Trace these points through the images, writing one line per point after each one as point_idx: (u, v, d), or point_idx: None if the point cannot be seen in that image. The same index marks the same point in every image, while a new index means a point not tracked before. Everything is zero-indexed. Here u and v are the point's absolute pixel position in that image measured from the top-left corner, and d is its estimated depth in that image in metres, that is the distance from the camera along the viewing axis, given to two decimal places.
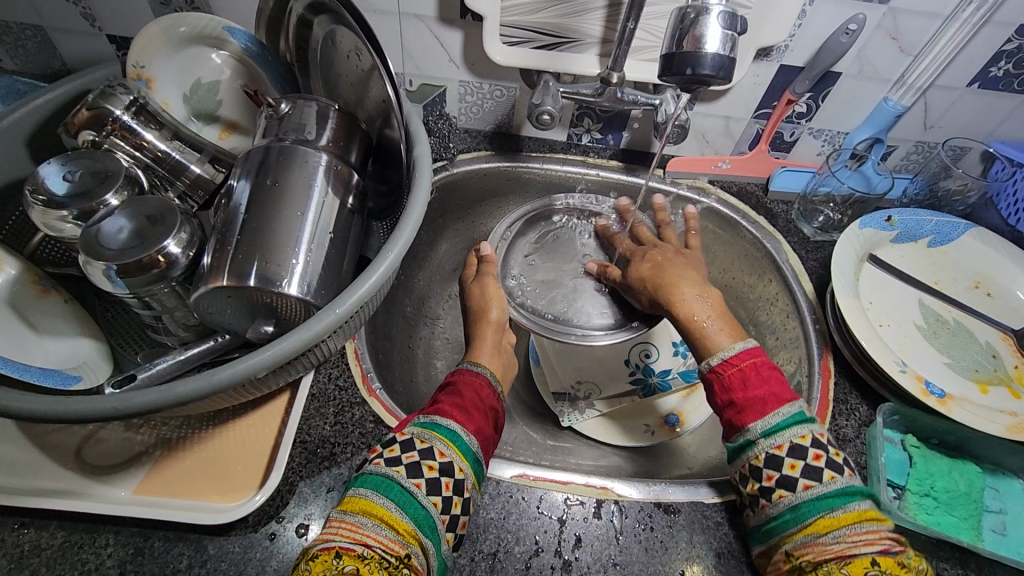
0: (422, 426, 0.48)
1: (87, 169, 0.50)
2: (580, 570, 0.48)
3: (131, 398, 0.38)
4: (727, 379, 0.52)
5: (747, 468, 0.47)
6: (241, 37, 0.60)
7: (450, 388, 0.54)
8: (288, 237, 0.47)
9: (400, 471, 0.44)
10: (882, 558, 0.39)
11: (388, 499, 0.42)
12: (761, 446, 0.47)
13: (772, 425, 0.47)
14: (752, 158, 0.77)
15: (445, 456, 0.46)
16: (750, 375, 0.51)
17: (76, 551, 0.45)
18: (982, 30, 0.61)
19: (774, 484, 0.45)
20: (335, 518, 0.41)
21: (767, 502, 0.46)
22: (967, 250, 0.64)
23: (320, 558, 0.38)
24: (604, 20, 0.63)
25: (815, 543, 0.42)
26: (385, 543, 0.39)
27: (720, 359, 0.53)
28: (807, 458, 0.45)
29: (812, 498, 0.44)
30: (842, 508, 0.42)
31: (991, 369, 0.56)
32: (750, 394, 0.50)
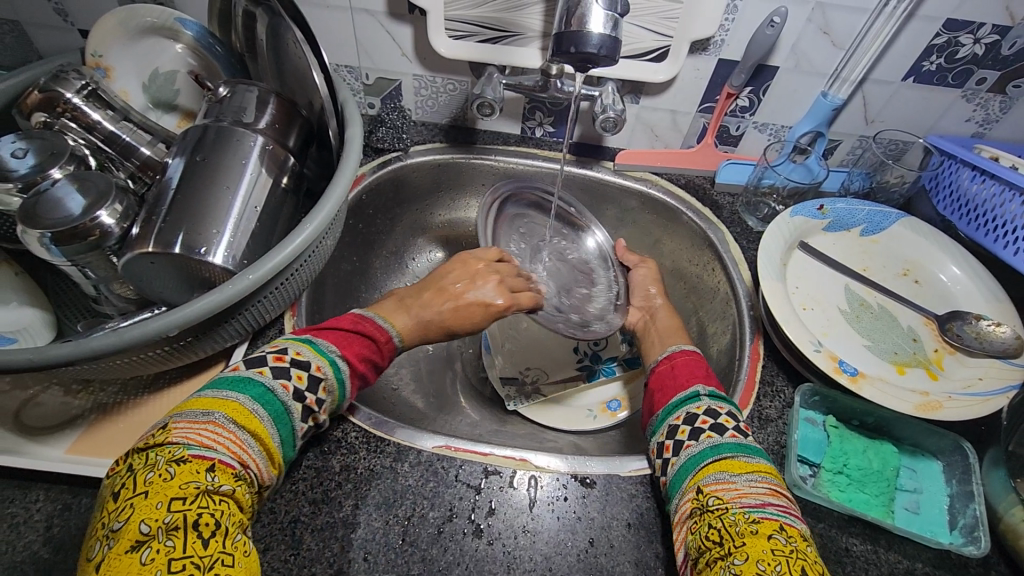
0: (336, 374, 0.45)
1: (36, 147, 0.53)
2: (491, 536, 0.49)
3: (46, 350, 0.42)
4: (681, 360, 0.56)
5: (684, 416, 0.49)
6: (193, 28, 0.64)
7: (366, 340, 0.49)
8: (217, 211, 0.49)
9: (298, 411, 0.43)
10: (788, 525, 0.39)
11: (274, 428, 0.41)
12: (704, 401, 0.50)
13: (716, 394, 0.50)
14: (699, 151, 0.79)
15: (327, 414, 0.46)
16: (698, 364, 0.55)
17: (7, 505, 0.47)
18: (909, 24, 0.63)
19: (706, 427, 0.47)
20: (219, 423, 0.38)
21: (693, 443, 0.46)
22: (897, 239, 0.66)
23: (192, 465, 0.36)
24: (543, 15, 0.66)
25: (727, 481, 0.42)
26: (259, 472, 0.40)
27: (679, 349, 0.58)
28: (698, 423, 0.48)
29: (725, 442, 0.45)
30: (751, 457, 0.44)
31: (911, 353, 0.58)
32: (699, 372, 0.54)
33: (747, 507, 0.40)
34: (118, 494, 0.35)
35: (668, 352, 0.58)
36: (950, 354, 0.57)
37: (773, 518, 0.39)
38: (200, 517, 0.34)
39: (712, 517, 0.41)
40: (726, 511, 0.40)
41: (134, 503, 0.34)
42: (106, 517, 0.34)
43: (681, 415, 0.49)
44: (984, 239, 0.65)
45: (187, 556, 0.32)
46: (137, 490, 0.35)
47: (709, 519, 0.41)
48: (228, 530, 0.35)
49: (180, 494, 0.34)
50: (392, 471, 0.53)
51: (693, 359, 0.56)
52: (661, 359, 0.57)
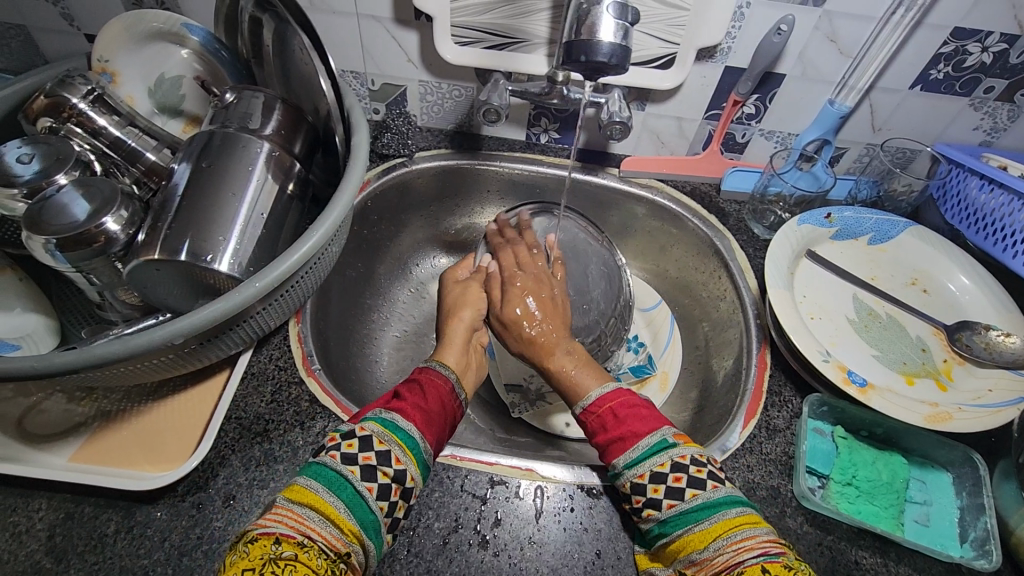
0: (382, 425, 0.47)
1: (40, 152, 0.53)
2: (497, 547, 0.49)
3: (50, 358, 0.41)
4: (600, 417, 0.50)
5: (628, 486, 0.46)
6: (199, 33, 0.63)
7: (411, 385, 0.54)
8: (222, 217, 0.49)
9: (354, 471, 0.44)
10: (767, 562, 0.37)
11: (337, 497, 0.42)
12: (627, 473, 0.46)
13: (635, 457, 0.46)
14: (704, 158, 0.78)
15: (401, 464, 0.46)
16: (617, 412, 0.50)
17: (10, 513, 0.47)
18: (916, 32, 0.63)
19: (658, 499, 0.44)
20: (281, 504, 0.41)
21: (653, 512, 0.44)
22: (905, 247, 0.65)
23: (259, 541, 0.38)
24: (549, 22, 0.65)
25: (702, 560, 0.40)
26: (328, 539, 0.40)
27: (585, 404, 0.52)
28: (670, 482, 0.44)
29: (694, 506, 0.42)
30: (710, 518, 0.41)
31: (920, 363, 0.57)
32: (621, 428, 0.49)
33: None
34: None
35: (581, 407, 0.52)
36: (959, 364, 0.57)
37: (750, 568, 0.37)
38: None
39: None
40: None
41: None
42: None
43: (645, 473, 0.45)
44: (992, 249, 0.64)
45: None
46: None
47: None
48: None
49: (250, 567, 0.36)
50: None
51: (621, 407, 0.50)
52: (581, 414, 0.52)
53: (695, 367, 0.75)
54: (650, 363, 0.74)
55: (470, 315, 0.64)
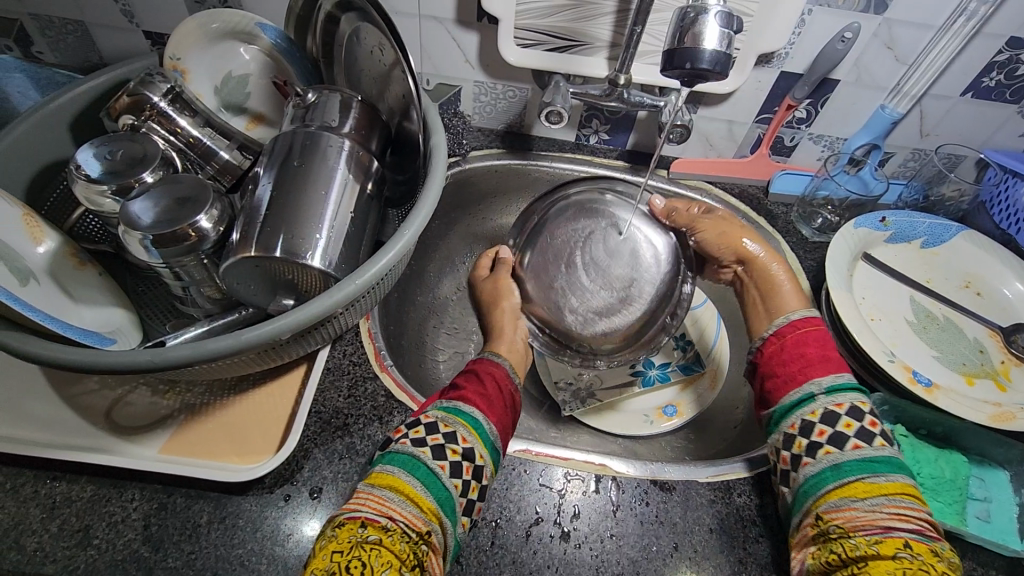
0: (443, 410, 0.48)
1: (125, 151, 0.54)
2: (578, 539, 0.50)
3: (165, 352, 0.42)
4: (789, 341, 0.56)
5: (798, 425, 0.50)
6: (271, 33, 0.65)
7: (468, 375, 0.54)
8: (312, 214, 0.50)
9: (426, 453, 0.44)
10: (916, 542, 0.41)
11: (414, 477, 0.42)
12: (820, 401, 0.50)
13: (838, 384, 0.51)
14: (752, 161, 0.80)
15: (469, 443, 0.46)
16: (813, 339, 0.55)
17: (104, 504, 0.48)
18: (973, 41, 0.64)
19: (824, 440, 0.48)
20: (363, 489, 0.41)
21: (812, 459, 0.48)
22: (958, 251, 0.68)
23: (346, 526, 0.38)
24: (613, 25, 0.67)
25: (847, 508, 0.44)
26: (409, 519, 0.39)
27: (787, 320, 0.58)
28: (864, 420, 0.48)
29: (876, 454, 0.46)
30: (884, 476, 0.45)
31: (979, 363, 0.60)
32: (813, 354, 0.54)
33: (863, 535, 0.42)
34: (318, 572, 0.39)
35: (780, 323, 0.58)
36: (1016, 366, 0.59)
37: (893, 538, 0.41)
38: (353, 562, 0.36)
39: (834, 543, 0.43)
40: (841, 542, 0.42)
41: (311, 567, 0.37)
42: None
43: (817, 412, 0.50)
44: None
45: None
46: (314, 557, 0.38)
47: (829, 544, 0.43)
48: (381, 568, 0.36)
49: (337, 548, 0.37)
50: None
51: (816, 336, 0.56)
52: (770, 336, 0.58)
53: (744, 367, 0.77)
54: (699, 363, 0.76)
55: (512, 301, 0.68)
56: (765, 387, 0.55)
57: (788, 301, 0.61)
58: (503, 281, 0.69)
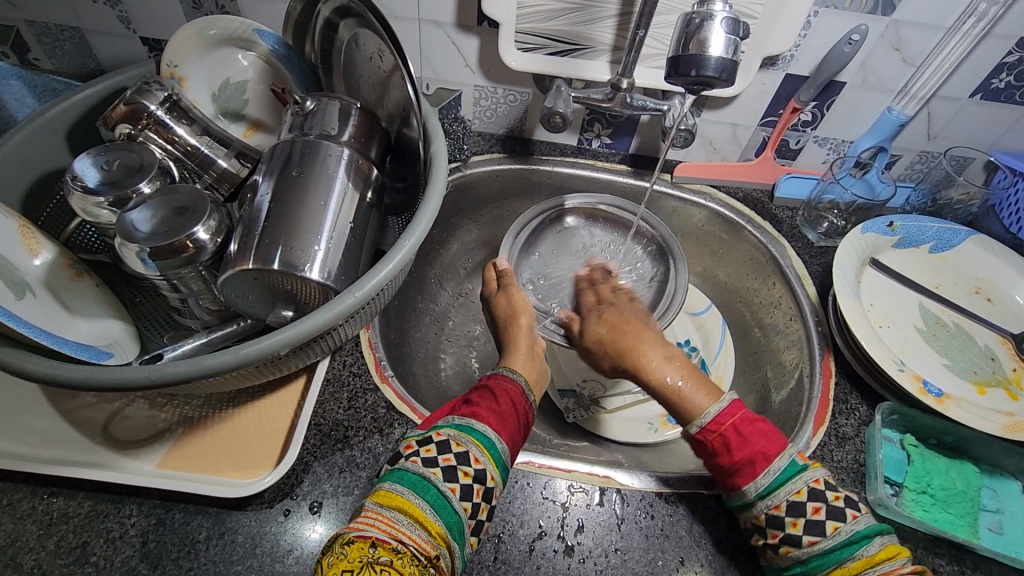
0: (456, 429, 0.47)
1: (122, 160, 0.53)
2: (582, 554, 0.49)
3: (163, 368, 0.42)
4: (710, 446, 0.49)
5: (764, 518, 0.46)
6: (269, 40, 0.64)
7: (482, 391, 0.53)
8: (311, 225, 0.49)
9: (437, 474, 0.43)
10: None
11: (425, 500, 0.41)
12: (759, 506, 0.46)
13: (768, 485, 0.46)
14: (757, 165, 0.78)
15: (480, 464, 0.45)
16: (729, 440, 0.48)
17: (102, 520, 0.47)
18: (983, 42, 0.63)
19: (780, 542, 0.45)
20: (370, 507, 0.41)
21: (793, 549, 0.44)
22: (968, 256, 0.67)
23: (357, 544, 0.37)
24: (615, 29, 0.66)
25: None
26: (418, 541, 0.39)
27: (699, 428, 0.50)
28: (807, 513, 0.44)
29: (835, 544, 0.43)
30: (850, 557, 0.42)
31: (990, 372, 0.59)
32: (736, 458, 0.47)
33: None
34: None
35: (700, 425, 0.50)
36: None
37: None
38: None
39: None
40: None
41: None
42: None
43: (782, 505, 0.45)
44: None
45: None
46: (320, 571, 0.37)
47: None
48: None
49: (348, 568, 0.36)
50: None
51: (743, 425, 0.49)
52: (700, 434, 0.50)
53: (750, 374, 0.75)
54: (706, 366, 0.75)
55: (525, 318, 0.63)
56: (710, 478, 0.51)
57: (684, 404, 0.52)
58: (516, 294, 0.65)
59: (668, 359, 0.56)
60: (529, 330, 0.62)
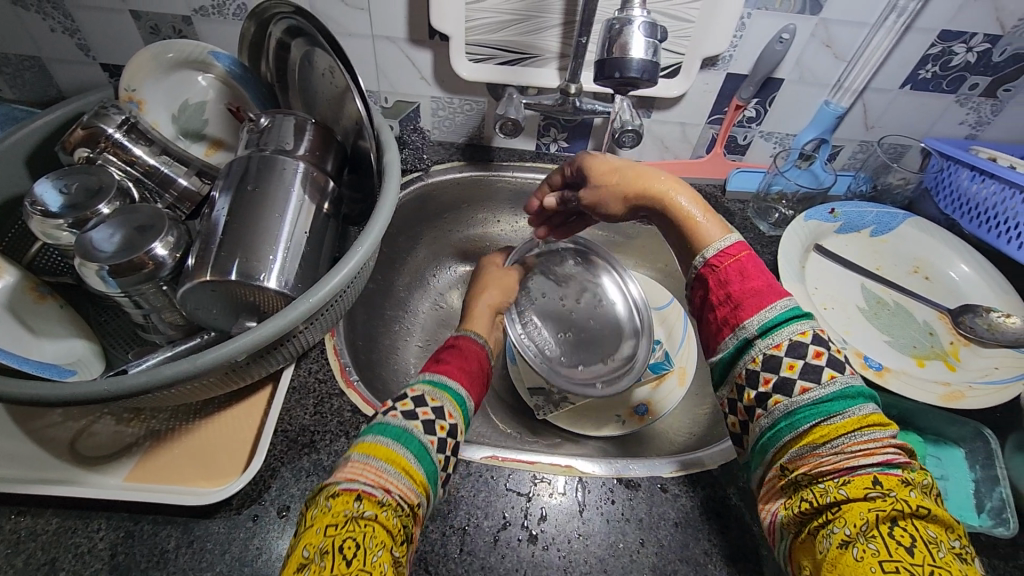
0: (430, 385, 0.49)
1: (82, 183, 0.54)
2: (545, 541, 0.51)
3: (121, 381, 0.43)
4: (723, 274, 0.44)
5: (744, 375, 0.41)
6: (224, 61, 0.65)
7: (450, 350, 0.57)
8: (267, 237, 0.51)
9: (417, 427, 0.43)
10: (883, 475, 0.34)
11: (407, 450, 0.41)
12: (759, 346, 0.40)
13: (771, 319, 0.41)
14: (708, 161, 0.82)
15: (453, 418, 0.47)
16: (745, 267, 0.44)
17: (70, 536, 0.47)
18: (906, 36, 0.66)
19: (771, 389, 0.39)
20: (357, 459, 0.40)
21: (784, 399, 0.38)
22: (906, 238, 0.70)
23: (342, 497, 0.36)
24: (560, 37, 0.69)
25: (811, 455, 0.36)
26: (404, 491, 0.38)
27: (711, 252, 0.45)
28: (807, 355, 0.39)
29: (829, 393, 0.37)
30: (843, 414, 0.36)
31: (929, 345, 0.62)
32: (747, 286, 0.42)
33: (829, 479, 0.35)
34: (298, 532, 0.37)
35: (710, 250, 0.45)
36: (965, 346, 0.61)
37: (861, 477, 0.34)
38: (347, 544, 0.34)
39: (802, 491, 0.36)
40: (811, 490, 0.35)
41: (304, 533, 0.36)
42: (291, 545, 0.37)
43: (784, 341, 0.39)
44: (1008, 247, 0.67)
45: None
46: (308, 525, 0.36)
47: (801, 493, 0.36)
48: (366, 553, 0.34)
49: (333, 522, 0.35)
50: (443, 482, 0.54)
51: (753, 260, 0.44)
52: (708, 264, 0.45)
53: None
54: (667, 360, 0.77)
55: (490, 298, 0.70)
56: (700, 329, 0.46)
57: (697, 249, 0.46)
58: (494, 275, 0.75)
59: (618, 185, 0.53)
60: (493, 309, 0.70)
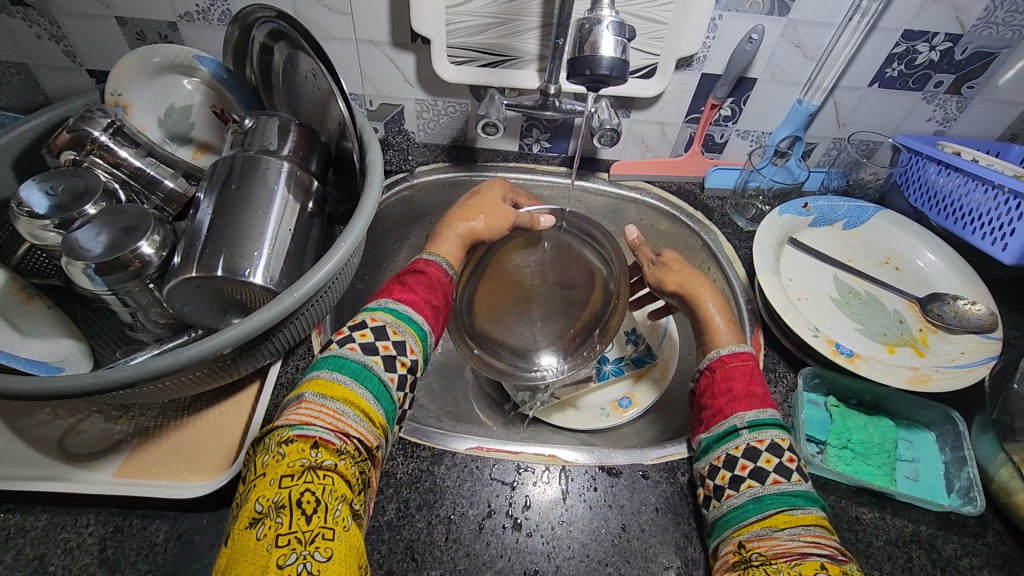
0: (392, 316, 0.50)
1: (68, 185, 0.55)
2: (529, 528, 0.52)
3: (109, 374, 0.44)
4: (728, 371, 0.53)
5: (723, 458, 0.48)
6: (210, 65, 0.67)
7: (416, 275, 0.56)
8: (253, 234, 0.52)
9: (377, 364, 0.46)
10: (830, 563, 0.38)
11: (367, 391, 0.44)
12: (743, 436, 0.48)
13: (760, 418, 0.48)
14: (687, 159, 0.84)
15: (414, 354, 0.49)
16: (749, 373, 0.53)
17: (60, 531, 0.48)
18: (871, 36, 0.69)
19: (746, 474, 0.46)
20: (312, 400, 0.42)
21: (755, 484, 0.45)
22: (877, 231, 0.73)
23: (297, 444, 0.39)
24: (539, 40, 0.71)
25: (768, 537, 0.42)
26: (362, 434, 0.42)
27: (722, 351, 0.55)
28: (783, 457, 0.46)
29: (794, 491, 0.44)
30: (802, 509, 0.43)
31: (899, 333, 0.64)
32: (746, 388, 0.51)
33: (784, 561, 0.39)
34: (250, 476, 0.40)
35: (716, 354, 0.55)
36: (934, 332, 0.64)
37: (810, 561, 0.39)
38: (302, 496, 0.37)
39: (755, 569, 0.40)
40: (764, 569, 0.40)
41: (259, 481, 0.39)
42: (243, 495, 0.40)
43: (766, 441, 0.47)
44: (973, 238, 0.70)
45: (290, 532, 0.36)
46: (259, 471, 0.39)
47: (752, 571, 0.40)
48: (328, 508, 0.37)
49: (288, 472, 0.38)
50: (429, 473, 0.55)
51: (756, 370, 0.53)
52: (715, 362, 0.54)
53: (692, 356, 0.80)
54: (650, 354, 0.79)
55: (472, 222, 0.65)
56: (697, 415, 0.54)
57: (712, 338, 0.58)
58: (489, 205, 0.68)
59: (655, 264, 0.67)
60: (469, 236, 0.65)
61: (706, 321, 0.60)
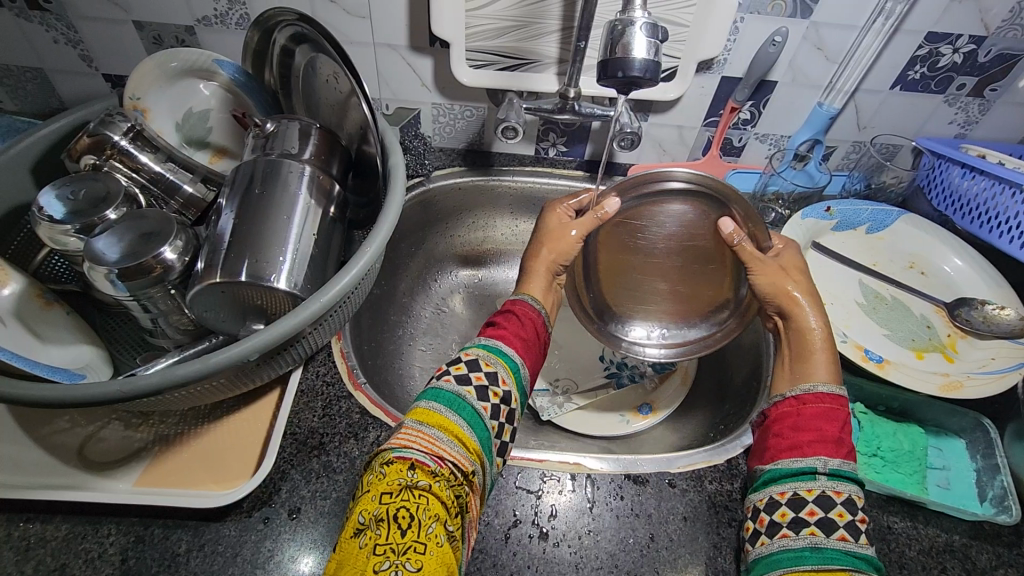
0: (485, 350, 0.50)
1: (88, 191, 0.55)
2: (556, 538, 0.51)
3: (134, 380, 0.43)
4: (815, 410, 0.49)
5: (789, 495, 0.45)
6: (229, 69, 0.66)
7: (505, 315, 0.56)
8: (276, 239, 0.52)
9: (470, 393, 0.46)
10: None
11: (460, 417, 0.43)
12: (821, 482, 0.44)
13: (843, 469, 0.45)
14: (704, 163, 0.83)
15: (507, 385, 0.48)
16: (836, 418, 0.48)
17: (79, 541, 0.47)
18: (894, 38, 0.68)
19: (812, 520, 0.43)
20: (410, 425, 0.42)
21: (819, 533, 0.42)
22: (902, 234, 0.72)
23: (396, 464, 0.39)
24: (559, 43, 0.70)
25: None
26: (457, 458, 0.41)
27: (806, 390, 0.51)
28: (857, 517, 0.42)
29: (860, 554, 0.40)
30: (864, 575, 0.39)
31: (927, 338, 0.63)
32: (832, 431, 0.47)
33: None
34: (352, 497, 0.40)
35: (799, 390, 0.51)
36: (963, 338, 0.63)
37: None
38: (399, 511, 0.36)
39: None
40: None
41: (359, 500, 0.39)
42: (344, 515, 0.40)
43: (843, 493, 0.43)
44: (999, 241, 0.69)
45: (387, 544, 0.35)
46: (361, 489, 0.39)
47: None
48: (422, 524, 0.36)
49: (387, 490, 0.38)
50: None
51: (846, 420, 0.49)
52: (804, 396, 0.50)
53: (712, 362, 0.79)
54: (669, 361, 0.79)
55: (556, 256, 0.63)
56: (764, 443, 0.51)
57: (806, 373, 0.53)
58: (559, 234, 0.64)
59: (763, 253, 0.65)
60: (551, 267, 0.63)
61: (801, 338, 0.56)
